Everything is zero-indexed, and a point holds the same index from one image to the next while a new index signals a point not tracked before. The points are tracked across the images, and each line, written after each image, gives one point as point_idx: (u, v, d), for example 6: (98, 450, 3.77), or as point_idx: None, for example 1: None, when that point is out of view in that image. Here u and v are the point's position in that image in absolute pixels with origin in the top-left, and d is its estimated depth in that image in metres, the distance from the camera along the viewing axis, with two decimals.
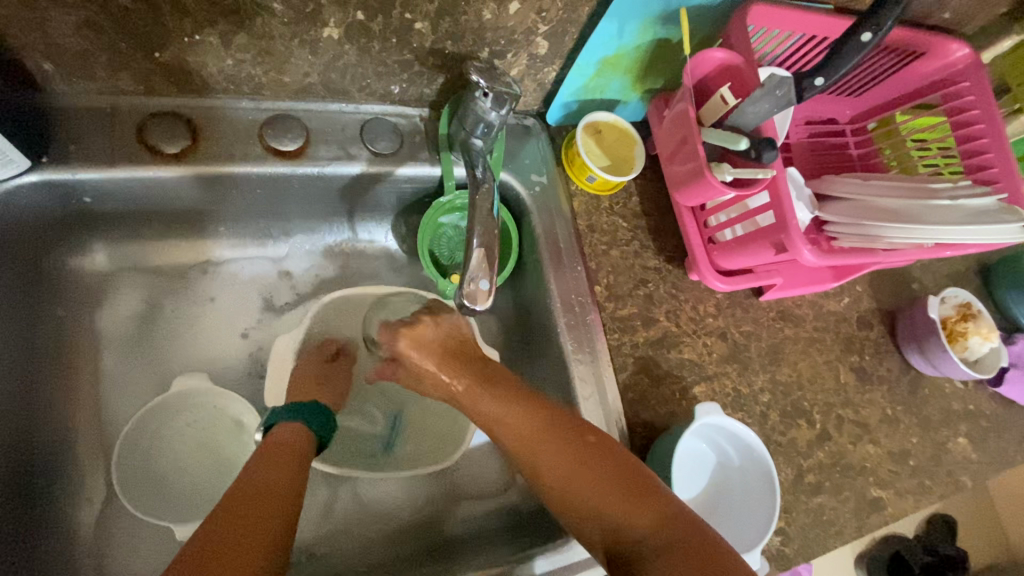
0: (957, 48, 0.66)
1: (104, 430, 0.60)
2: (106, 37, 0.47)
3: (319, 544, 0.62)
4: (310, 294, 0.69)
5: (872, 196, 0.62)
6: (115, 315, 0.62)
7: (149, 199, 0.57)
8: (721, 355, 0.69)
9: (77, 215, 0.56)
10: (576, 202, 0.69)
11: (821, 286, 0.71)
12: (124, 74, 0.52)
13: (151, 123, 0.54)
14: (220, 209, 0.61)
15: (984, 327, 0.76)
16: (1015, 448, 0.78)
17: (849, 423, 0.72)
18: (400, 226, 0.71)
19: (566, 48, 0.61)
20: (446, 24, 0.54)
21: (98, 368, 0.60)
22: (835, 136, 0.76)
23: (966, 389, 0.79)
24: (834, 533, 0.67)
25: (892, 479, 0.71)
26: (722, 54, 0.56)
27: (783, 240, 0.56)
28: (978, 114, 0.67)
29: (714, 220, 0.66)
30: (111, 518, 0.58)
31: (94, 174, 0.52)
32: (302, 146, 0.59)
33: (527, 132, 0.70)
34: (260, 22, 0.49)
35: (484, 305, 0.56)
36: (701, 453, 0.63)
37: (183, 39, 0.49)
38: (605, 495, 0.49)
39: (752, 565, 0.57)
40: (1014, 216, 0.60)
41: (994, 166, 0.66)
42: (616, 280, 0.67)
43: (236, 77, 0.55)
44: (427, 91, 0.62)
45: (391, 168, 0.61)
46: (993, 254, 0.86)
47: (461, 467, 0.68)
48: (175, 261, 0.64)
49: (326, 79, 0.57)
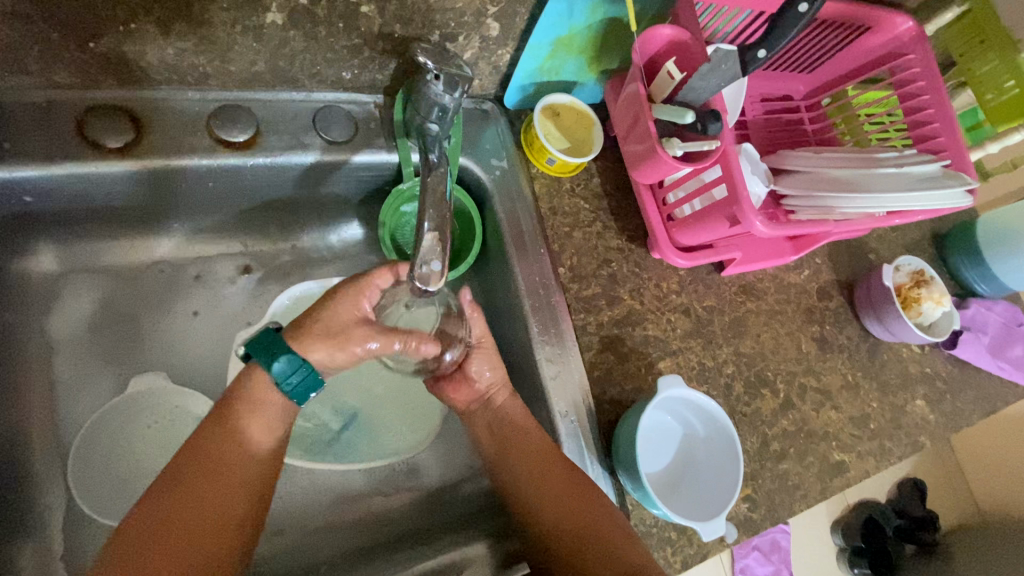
0: (902, 21, 0.67)
1: (61, 436, 0.58)
2: (35, 26, 0.46)
3: (307, 506, 0.63)
4: (267, 288, 0.69)
5: (823, 168, 0.64)
6: (66, 320, 0.60)
7: (93, 197, 0.55)
8: (685, 330, 0.70)
9: (18, 217, 0.54)
10: (537, 184, 0.69)
11: (781, 261, 0.72)
12: (59, 67, 0.50)
13: (91, 117, 0.52)
14: (170, 204, 0.60)
15: (936, 292, 0.79)
16: (970, 407, 0.81)
17: (811, 391, 0.74)
18: (361, 215, 0.70)
19: (517, 29, 0.60)
20: (393, 7, 0.53)
21: (51, 374, 0.59)
22: (790, 112, 0.78)
23: (922, 353, 0.81)
24: (800, 496, 0.69)
25: (854, 442, 0.74)
26: (670, 31, 0.57)
27: (735, 212, 0.57)
28: (923, 85, 0.69)
29: (672, 197, 0.67)
30: (77, 526, 0.56)
31: (32, 172, 0.50)
32: (252, 137, 0.58)
33: (486, 117, 0.69)
34: (199, 9, 0.48)
35: (437, 288, 0.53)
36: (667, 425, 0.65)
37: (120, 28, 0.48)
38: (529, 463, 0.59)
39: (714, 534, 0.56)
40: (955, 181, 0.63)
41: (940, 135, 0.68)
42: (580, 261, 0.68)
43: (179, 67, 0.53)
44: (380, 77, 0.61)
45: (347, 156, 0.61)
46: (944, 222, 0.90)
47: (432, 452, 0.69)
48: (126, 260, 0.63)
49: (274, 67, 0.56)
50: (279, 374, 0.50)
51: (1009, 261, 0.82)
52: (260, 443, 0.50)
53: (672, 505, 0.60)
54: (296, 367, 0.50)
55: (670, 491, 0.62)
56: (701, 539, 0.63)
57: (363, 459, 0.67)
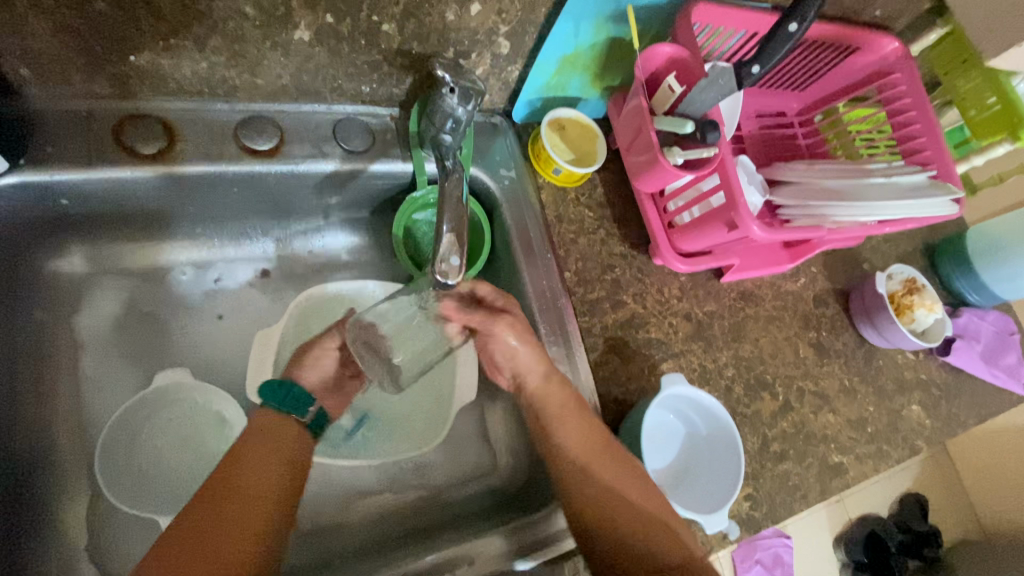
0: (887, 43, 0.72)
1: (85, 430, 0.60)
2: (82, 41, 0.49)
3: (320, 503, 0.65)
4: (284, 293, 0.71)
5: (817, 179, 0.67)
6: (93, 317, 0.63)
7: (125, 200, 0.58)
8: (686, 333, 0.73)
9: (55, 217, 0.56)
10: (544, 194, 0.72)
11: (778, 268, 0.76)
12: (100, 78, 0.53)
13: (128, 125, 0.56)
14: (195, 208, 0.63)
15: (928, 300, 0.82)
16: (965, 412, 0.83)
17: (809, 394, 0.76)
18: (375, 222, 0.74)
19: (527, 48, 0.64)
20: (412, 26, 0.57)
21: (77, 370, 0.61)
22: (784, 128, 0.82)
23: (916, 359, 0.84)
24: (800, 497, 0.71)
25: (852, 445, 0.76)
26: (670, 48, 0.60)
27: (733, 218, 0.60)
28: (909, 102, 0.73)
29: (673, 205, 0.70)
30: (99, 517, 0.58)
31: (72, 175, 0.54)
32: (276, 145, 0.61)
33: (495, 129, 0.73)
34: (233, 26, 0.51)
35: (456, 281, 0.56)
36: (669, 424, 0.67)
37: (159, 43, 0.51)
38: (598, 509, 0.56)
39: (717, 526, 0.59)
40: (942, 191, 0.66)
41: (926, 149, 0.73)
42: (585, 267, 0.71)
43: (211, 79, 0.57)
44: (397, 92, 0.65)
45: (364, 165, 0.64)
46: (935, 233, 0.93)
47: (440, 452, 0.71)
48: (151, 262, 0.66)
49: (298, 80, 0.60)
50: (273, 398, 0.54)
51: (998, 271, 0.85)
52: (277, 444, 0.52)
53: (677, 501, 0.63)
54: (286, 388, 0.55)
55: (674, 488, 0.64)
56: (704, 536, 0.64)
57: (388, 452, 0.69)
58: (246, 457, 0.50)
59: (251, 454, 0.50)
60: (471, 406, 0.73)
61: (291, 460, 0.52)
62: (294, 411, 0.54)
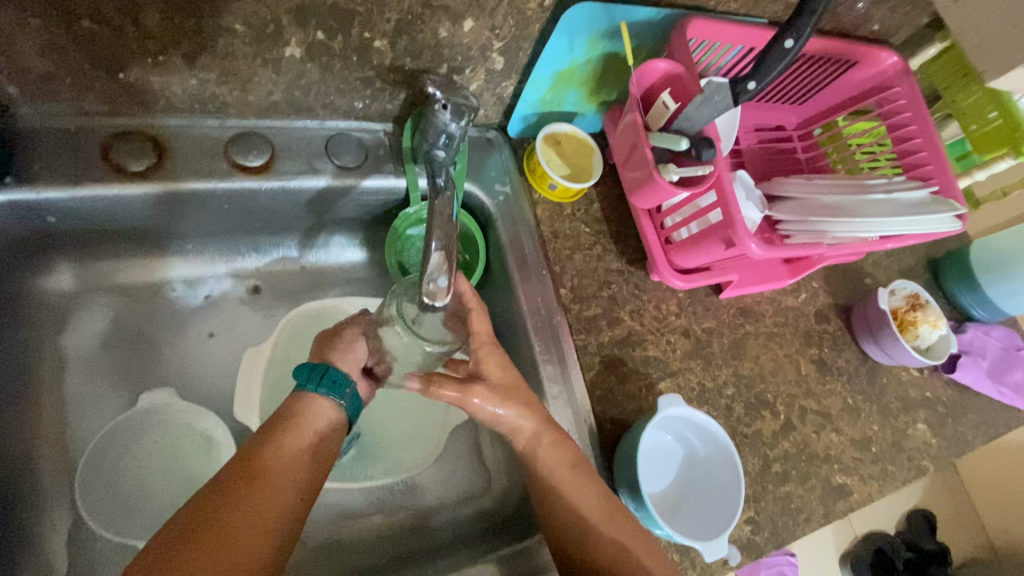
0: (886, 57, 0.71)
1: (69, 452, 0.59)
2: (70, 58, 0.49)
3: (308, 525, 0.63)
4: (276, 309, 0.70)
5: (816, 194, 0.66)
6: (79, 337, 0.62)
7: (112, 217, 0.57)
8: (685, 351, 0.71)
9: (40, 236, 0.56)
10: (539, 209, 0.71)
11: (777, 284, 0.74)
12: (89, 95, 0.53)
13: (116, 142, 0.55)
14: (184, 224, 0.62)
15: (932, 316, 0.81)
16: (972, 432, 0.81)
17: (812, 413, 0.74)
18: (368, 237, 0.73)
19: (521, 63, 0.64)
20: (405, 42, 0.56)
21: (62, 389, 0.60)
22: (783, 142, 0.81)
23: (921, 376, 0.82)
24: (803, 520, 0.69)
25: (856, 465, 0.74)
26: (664, 64, 0.60)
27: (730, 235, 0.59)
28: (909, 116, 0.72)
29: (670, 221, 0.69)
30: (80, 543, 0.56)
31: (57, 193, 0.53)
32: (268, 161, 0.60)
33: (490, 144, 0.72)
34: (222, 43, 0.51)
35: (444, 302, 0.53)
36: (668, 445, 0.65)
37: (148, 60, 0.51)
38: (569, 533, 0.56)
39: (718, 553, 0.57)
40: (944, 207, 0.65)
41: (928, 164, 0.71)
42: (580, 283, 0.70)
43: (201, 97, 0.56)
44: (390, 107, 0.64)
45: (356, 181, 0.63)
46: (939, 248, 0.91)
47: (433, 472, 0.69)
48: (139, 279, 0.65)
49: (291, 97, 0.59)
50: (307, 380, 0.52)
51: (1002, 286, 0.83)
52: (307, 434, 0.51)
53: (674, 526, 0.61)
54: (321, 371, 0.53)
55: (672, 512, 0.62)
56: (703, 561, 0.63)
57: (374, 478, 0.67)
58: (279, 446, 0.49)
59: (282, 442, 0.49)
60: (464, 426, 0.72)
61: (319, 451, 0.51)
62: (329, 393, 0.52)
